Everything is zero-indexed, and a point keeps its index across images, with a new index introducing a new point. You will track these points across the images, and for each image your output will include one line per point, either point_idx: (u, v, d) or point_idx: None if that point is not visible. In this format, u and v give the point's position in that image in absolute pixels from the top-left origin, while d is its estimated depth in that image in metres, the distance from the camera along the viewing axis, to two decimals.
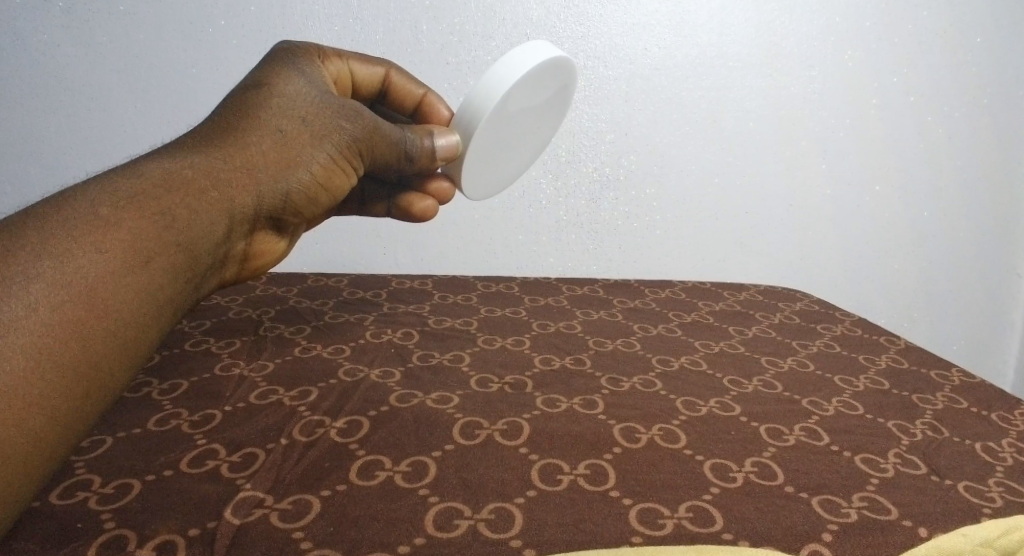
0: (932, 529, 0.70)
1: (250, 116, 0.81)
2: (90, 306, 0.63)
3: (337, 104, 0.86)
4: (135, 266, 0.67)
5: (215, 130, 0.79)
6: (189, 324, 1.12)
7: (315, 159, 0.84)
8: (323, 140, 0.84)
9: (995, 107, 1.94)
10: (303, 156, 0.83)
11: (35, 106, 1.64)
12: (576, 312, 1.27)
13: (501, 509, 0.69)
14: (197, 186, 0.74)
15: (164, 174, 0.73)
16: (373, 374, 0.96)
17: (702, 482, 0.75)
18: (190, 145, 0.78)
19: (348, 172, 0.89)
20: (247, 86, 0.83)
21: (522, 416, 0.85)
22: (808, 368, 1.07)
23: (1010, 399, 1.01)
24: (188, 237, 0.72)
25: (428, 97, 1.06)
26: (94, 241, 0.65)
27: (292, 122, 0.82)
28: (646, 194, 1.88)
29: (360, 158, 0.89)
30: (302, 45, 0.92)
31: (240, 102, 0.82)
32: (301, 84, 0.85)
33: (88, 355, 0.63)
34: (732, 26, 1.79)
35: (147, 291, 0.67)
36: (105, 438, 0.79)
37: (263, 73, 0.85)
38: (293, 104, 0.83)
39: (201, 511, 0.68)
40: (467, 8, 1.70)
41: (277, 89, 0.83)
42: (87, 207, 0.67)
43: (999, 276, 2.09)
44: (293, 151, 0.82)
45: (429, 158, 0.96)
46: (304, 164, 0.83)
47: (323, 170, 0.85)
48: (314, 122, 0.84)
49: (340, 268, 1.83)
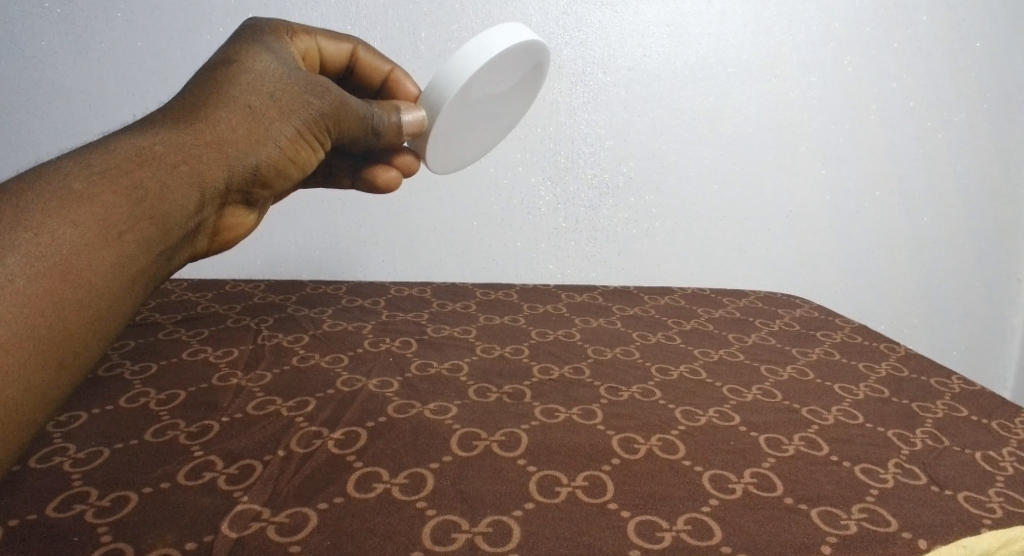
0: (931, 541, 0.70)
1: (218, 89, 0.76)
2: (68, 279, 0.61)
3: (307, 79, 0.83)
4: (110, 238, 0.64)
5: (184, 103, 0.75)
6: (186, 332, 1.12)
7: (285, 132, 0.80)
8: (294, 114, 0.80)
9: (995, 110, 1.93)
10: (274, 129, 0.79)
11: (33, 114, 1.68)
12: (576, 319, 1.27)
13: (499, 522, 0.69)
14: (170, 159, 0.70)
15: (137, 149, 0.69)
16: (371, 383, 0.96)
17: (701, 494, 0.74)
18: (160, 119, 0.73)
19: (316, 147, 0.85)
20: (214, 62, 0.79)
21: (521, 427, 0.85)
22: (807, 376, 1.06)
23: (1011, 406, 1.00)
24: (162, 210, 0.69)
25: (395, 74, 1.06)
26: (68, 214, 0.63)
27: (263, 96, 0.78)
28: (645, 201, 1.88)
29: (327, 134, 0.86)
30: (269, 22, 0.88)
31: (207, 77, 0.77)
32: (269, 60, 0.81)
33: (66, 326, 0.60)
34: (731, 33, 1.79)
35: (123, 262, 0.64)
36: (101, 450, 0.79)
37: (228, 50, 0.81)
38: (262, 78, 0.79)
39: (197, 525, 0.67)
40: (466, 15, 1.71)
41: (245, 64, 0.79)
42: (61, 182, 0.64)
43: (999, 279, 2.08)
44: (267, 123, 0.78)
45: (395, 134, 0.96)
46: (275, 137, 0.79)
47: (293, 144, 0.81)
48: (286, 96, 0.80)
49: (337, 275, 1.83)
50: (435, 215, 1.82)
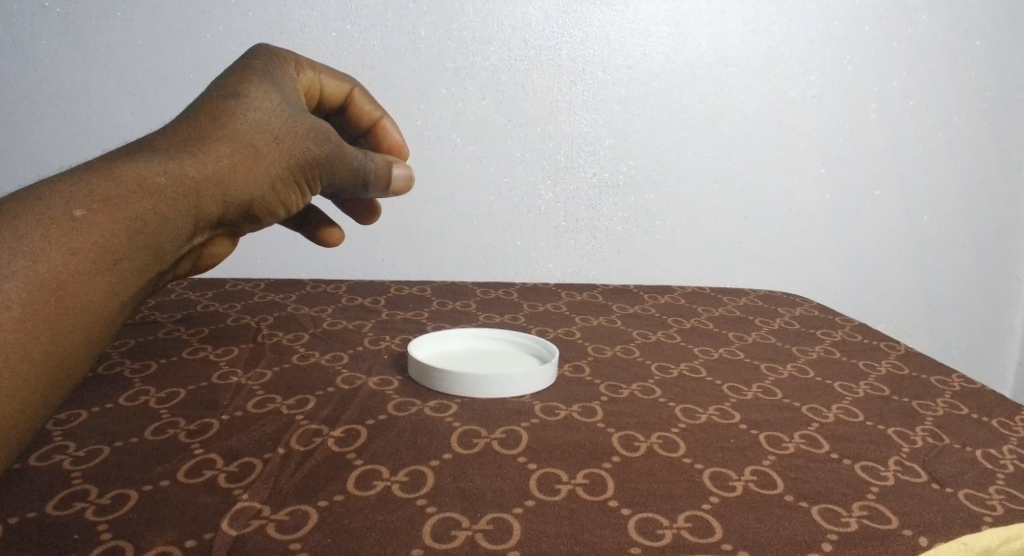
0: (934, 538, 0.69)
1: (229, 120, 0.75)
2: (59, 309, 0.61)
3: (314, 124, 0.83)
4: (105, 270, 0.64)
5: (193, 128, 0.74)
6: (186, 331, 1.12)
7: (286, 171, 0.80)
8: (298, 155, 0.80)
9: (994, 109, 1.93)
10: (277, 168, 0.78)
11: (33, 115, 1.68)
12: (576, 318, 1.27)
13: (499, 520, 0.68)
14: (174, 192, 0.70)
15: (142, 177, 0.68)
16: (371, 382, 0.96)
17: (701, 491, 0.74)
18: (168, 141, 0.72)
19: (310, 187, 0.85)
20: (228, 88, 0.78)
21: (520, 425, 0.85)
22: (807, 374, 1.06)
23: (1011, 404, 1.00)
24: (157, 244, 0.69)
25: (384, 122, 1.04)
26: (67, 243, 0.62)
27: (272, 134, 0.78)
28: (645, 200, 1.88)
29: (323, 176, 0.86)
30: (283, 54, 0.87)
31: (220, 104, 0.76)
32: (281, 98, 0.80)
33: (53, 354, 0.61)
34: (731, 31, 1.80)
35: (114, 295, 0.65)
36: (102, 448, 0.79)
37: (244, 78, 0.79)
38: (274, 115, 0.78)
39: (197, 523, 0.66)
40: (465, 14, 1.71)
41: (259, 98, 0.78)
42: (63, 206, 0.64)
43: (999, 279, 2.08)
44: (269, 162, 0.77)
45: (384, 187, 0.96)
46: (276, 176, 0.79)
47: (291, 184, 0.81)
48: (294, 138, 0.80)
49: (335, 275, 1.85)
50: (434, 214, 1.83)
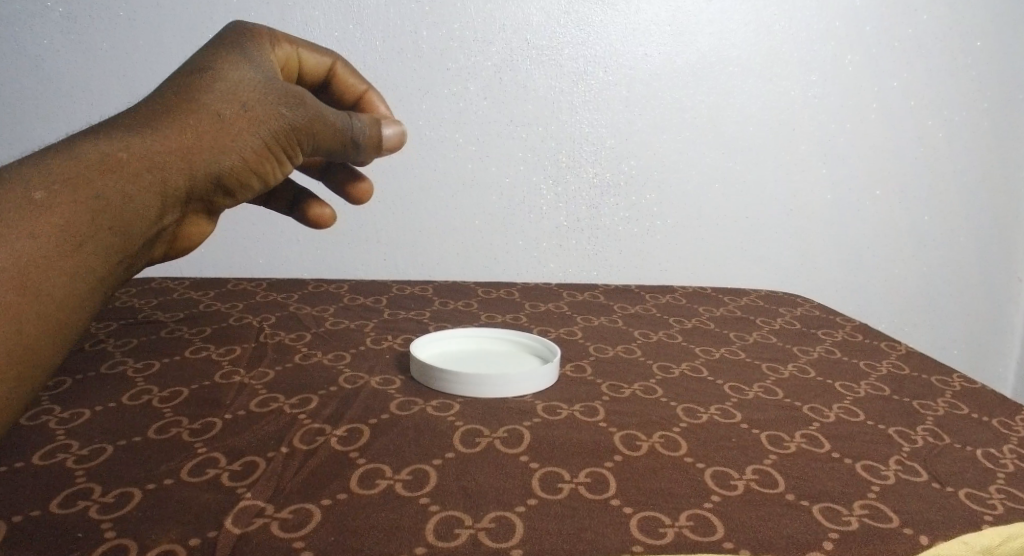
0: (933, 537, 0.69)
1: (191, 94, 0.73)
2: (23, 290, 0.61)
3: (285, 91, 0.79)
4: (68, 250, 0.64)
5: (154, 106, 0.72)
6: (188, 330, 1.12)
7: (257, 143, 0.76)
8: (267, 124, 0.77)
9: (995, 109, 1.93)
10: (246, 139, 0.75)
11: (36, 114, 1.69)
12: (577, 318, 1.27)
13: (502, 518, 0.68)
14: (134, 168, 0.68)
15: (100, 156, 0.67)
16: (373, 381, 0.96)
17: (702, 490, 0.74)
18: (128, 120, 0.71)
19: (288, 158, 0.82)
20: (191, 65, 0.76)
21: (522, 424, 0.85)
22: (807, 374, 1.07)
23: (1011, 404, 1.00)
24: (122, 222, 0.67)
25: (369, 95, 1.01)
26: (26, 226, 0.62)
27: (237, 104, 0.75)
28: (646, 200, 1.88)
29: (303, 145, 0.82)
30: (251, 26, 0.84)
31: (182, 81, 0.74)
32: (248, 67, 0.77)
33: (24, 338, 0.61)
34: (732, 31, 1.80)
35: (79, 274, 0.64)
36: (105, 447, 0.79)
37: (209, 52, 0.77)
38: (239, 86, 0.76)
39: (201, 521, 0.67)
40: (467, 14, 1.72)
41: (222, 70, 0.75)
42: (21, 190, 0.63)
43: (999, 279, 2.08)
44: (236, 132, 0.75)
45: (375, 146, 0.92)
46: (246, 147, 0.76)
47: (265, 156, 0.78)
48: (261, 105, 0.77)
49: (337, 275, 1.85)
50: (436, 213, 1.83)
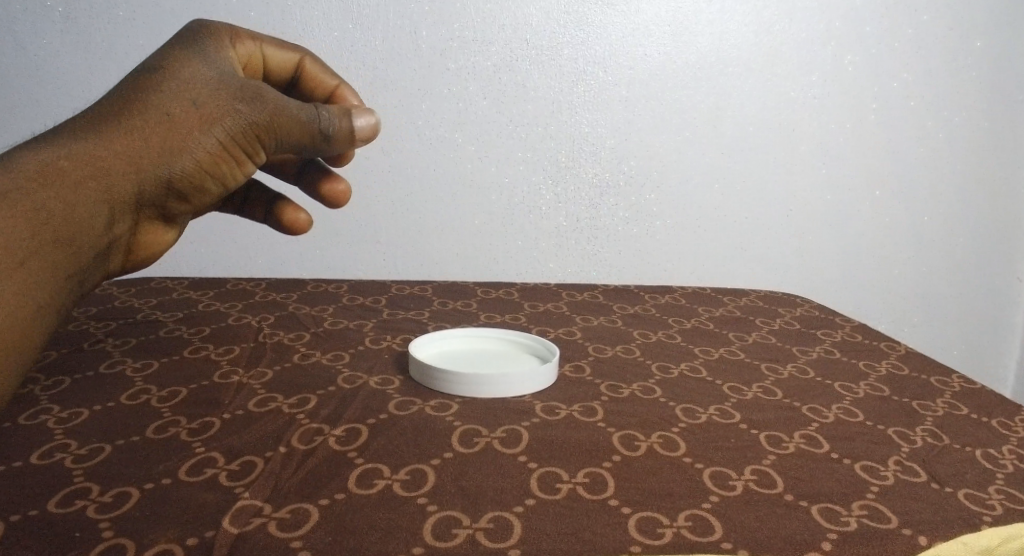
0: (932, 537, 0.69)
1: (136, 100, 0.76)
2: None
3: (237, 87, 0.80)
4: (10, 265, 0.65)
5: (101, 115, 0.75)
6: (187, 330, 1.12)
7: (205, 143, 0.78)
8: (216, 124, 0.78)
9: (995, 110, 1.93)
10: (193, 141, 0.77)
11: (35, 114, 1.69)
12: (576, 318, 1.27)
13: (500, 518, 0.68)
14: (75, 178, 0.71)
15: (42, 166, 0.71)
16: (371, 381, 0.96)
17: (701, 490, 0.74)
18: (75, 130, 0.75)
19: (246, 157, 0.82)
20: (143, 69, 0.79)
21: (521, 424, 0.85)
22: (807, 374, 1.06)
23: (1011, 405, 1.00)
24: (65, 232, 0.70)
25: (341, 89, 1.00)
26: None
27: (182, 105, 0.77)
28: (645, 200, 1.88)
29: (262, 142, 0.82)
30: (211, 26, 0.86)
31: (130, 87, 0.77)
32: (197, 68, 0.79)
33: None
34: (732, 30, 1.80)
35: (21, 287, 0.66)
36: (103, 447, 0.79)
37: (159, 57, 0.79)
38: (186, 86, 0.78)
39: (199, 521, 0.67)
40: (467, 14, 1.72)
41: (170, 72, 0.78)
42: None
43: (999, 279, 2.08)
44: (182, 133, 0.77)
45: (348, 138, 0.86)
46: (194, 148, 0.78)
47: (217, 156, 0.79)
48: (210, 103, 0.78)
49: (336, 274, 1.85)
50: (436, 213, 1.83)
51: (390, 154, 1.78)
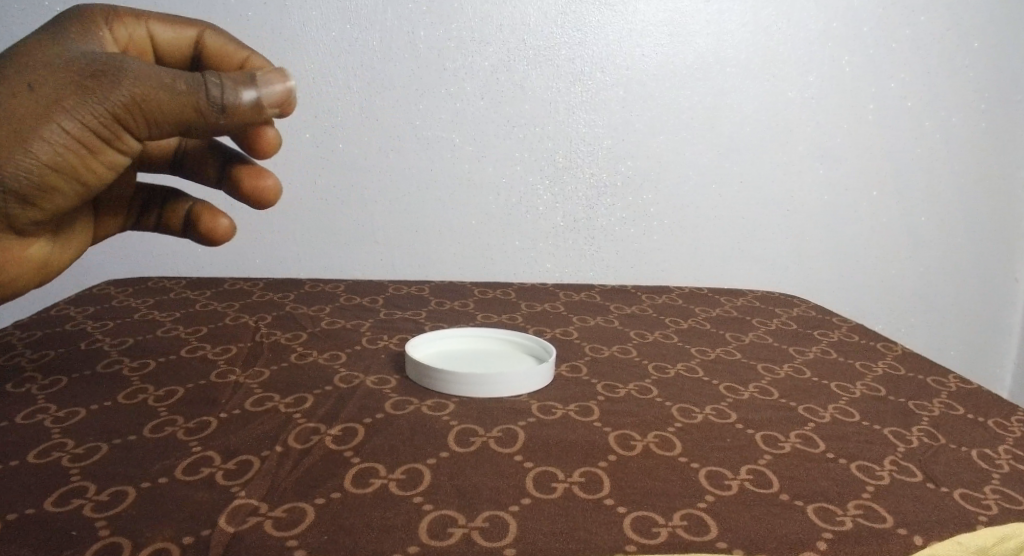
0: (927, 537, 0.69)
1: None
2: None
3: (88, 65, 0.66)
4: None
5: None
6: (184, 330, 1.12)
7: (48, 135, 0.65)
8: (60, 109, 0.65)
9: (993, 111, 1.94)
10: (33, 133, 0.64)
11: None
12: (573, 318, 1.27)
13: (495, 517, 0.68)
14: None
15: None
16: (368, 380, 0.97)
17: (697, 490, 0.74)
18: None
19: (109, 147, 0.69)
20: None
21: (517, 424, 0.85)
22: (803, 374, 1.07)
23: (1007, 405, 1.00)
24: None
25: (252, 61, 0.86)
26: None
27: (18, 92, 0.64)
28: (643, 200, 1.88)
29: (127, 125, 0.68)
30: (81, 4, 0.75)
31: None
32: (43, 50, 0.66)
33: None
34: (730, 30, 1.80)
35: None
36: (99, 446, 0.79)
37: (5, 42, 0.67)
38: (27, 69, 0.65)
39: (195, 520, 0.67)
40: (465, 14, 1.72)
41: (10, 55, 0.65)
42: None
43: (998, 280, 2.08)
44: (19, 124, 0.64)
45: (248, 112, 0.71)
46: (34, 142, 0.65)
47: (66, 148, 0.66)
48: (50, 86, 0.65)
49: (334, 274, 1.85)
50: (434, 213, 1.83)
51: (388, 155, 1.78)
